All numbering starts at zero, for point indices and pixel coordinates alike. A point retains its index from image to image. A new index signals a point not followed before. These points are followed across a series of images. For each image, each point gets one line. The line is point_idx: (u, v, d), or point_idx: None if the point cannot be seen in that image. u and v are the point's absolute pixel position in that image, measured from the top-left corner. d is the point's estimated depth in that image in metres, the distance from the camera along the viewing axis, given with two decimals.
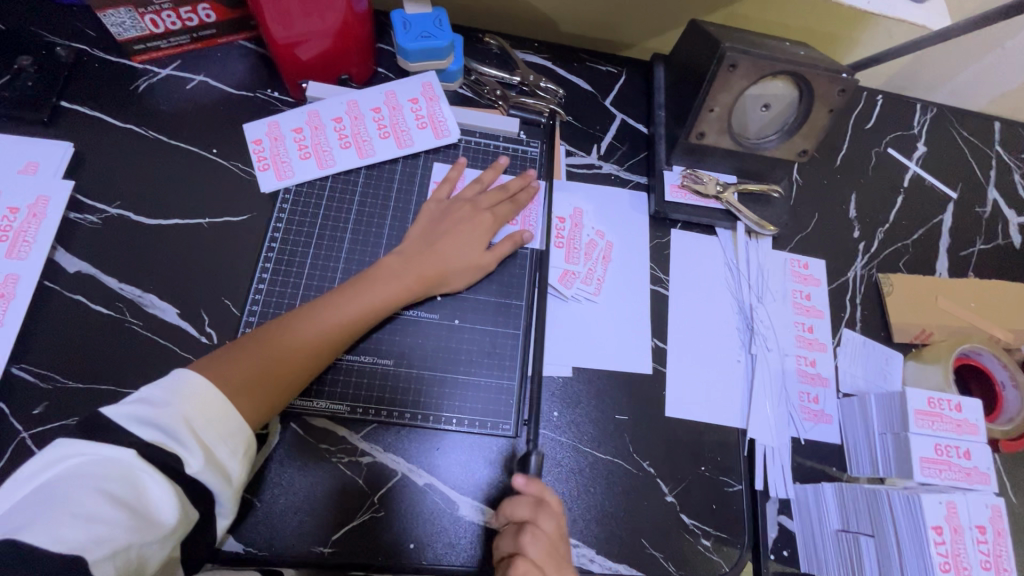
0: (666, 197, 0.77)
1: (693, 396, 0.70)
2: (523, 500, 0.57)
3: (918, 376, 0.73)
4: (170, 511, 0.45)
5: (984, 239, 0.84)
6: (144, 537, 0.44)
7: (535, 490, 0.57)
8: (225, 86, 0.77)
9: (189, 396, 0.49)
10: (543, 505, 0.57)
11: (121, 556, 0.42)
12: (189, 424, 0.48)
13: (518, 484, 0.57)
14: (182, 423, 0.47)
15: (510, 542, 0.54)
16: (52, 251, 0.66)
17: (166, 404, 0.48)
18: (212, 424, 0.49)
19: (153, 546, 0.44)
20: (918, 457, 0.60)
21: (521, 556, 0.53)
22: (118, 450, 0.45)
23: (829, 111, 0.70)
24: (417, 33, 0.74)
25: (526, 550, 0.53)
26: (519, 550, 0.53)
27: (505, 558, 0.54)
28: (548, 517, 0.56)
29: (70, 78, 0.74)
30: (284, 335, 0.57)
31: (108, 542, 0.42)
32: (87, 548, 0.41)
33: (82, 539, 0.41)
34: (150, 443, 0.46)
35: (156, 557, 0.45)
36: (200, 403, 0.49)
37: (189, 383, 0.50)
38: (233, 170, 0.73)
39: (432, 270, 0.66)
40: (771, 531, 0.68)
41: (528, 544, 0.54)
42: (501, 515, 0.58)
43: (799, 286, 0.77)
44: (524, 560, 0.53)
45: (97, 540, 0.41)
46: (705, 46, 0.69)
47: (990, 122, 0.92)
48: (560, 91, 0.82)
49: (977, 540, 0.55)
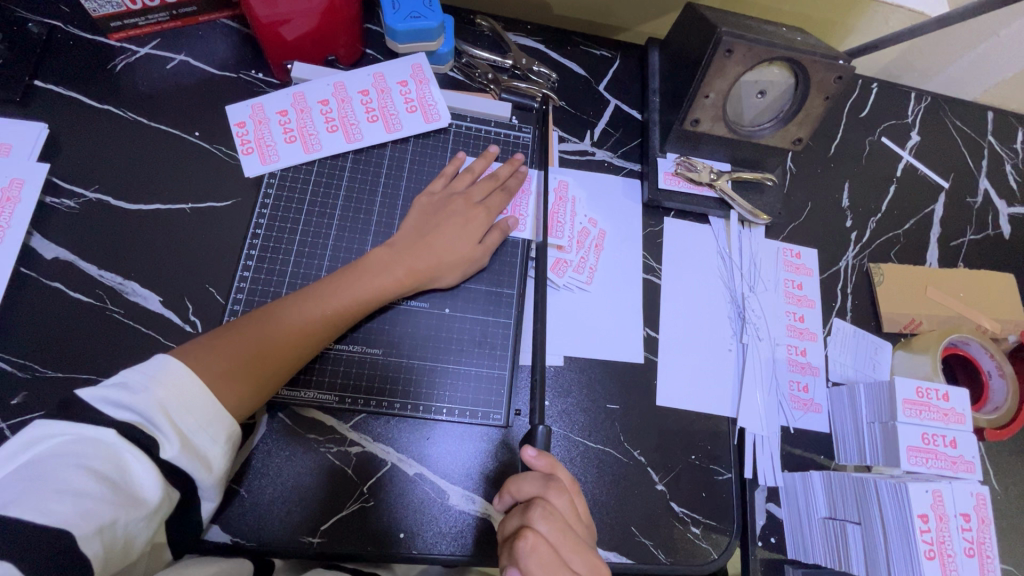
0: (660, 185, 0.76)
1: (684, 386, 0.70)
2: (531, 475, 0.54)
3: (907, 366, 0.74)
4: (153, 489, 0.44)
5: (974, 229, 0.85)
6: (130, 514, 0.43)
7: (545, 465, 0.54)
8: (207, 66, 0.74)
9: (167, 381, 0.48)
10: (553, 480, 0.53)
11: (107, 533, 0.41)
12: (167, 410, 0.47)
13: (527, 456, 0.54)
14: (158, 408, 0.46)
15: (518, 518, 0.51)
16: (28, 236, 0.64)
17: (145, 389, 0.46)
18: (189, 411, 0.48)
19: (138, 525, 0.43)
20: (906, 446, 0.61)
21: (530, 529, 0.50)
22: (99, 430, 0.44)
23: (824, 99, 0.69)
24: (407, 13, 0.72)
25: (536, 526, 0.50)
26: (527, 525, 0.50)
27: (513, 533, 0.51)
28: (559, 493, 0.52)
29: (44, 56, 0.71)
30: (274, 322, 0.57)
31: (95, 518, 0.41)
32: (73, 521, 0.39)
33: (67, 513, 0.39)
34: (127, 425, 0.45)
35: (141, 536, 0.44)
36: (179, 389, 0.48)
37: (168, 369, 0.48)
38: (217, 153, 0.70)
39: (428, 265, 0.65)
40: (760, 519, 0.68)
41: (538, 520, 0.50)
42: (506, 495, 0.54)
43: (791, 275, 0.77)
44: (534, 534, 0.49)
45: (82, 515, 0.40)
46: (701, 30, 0.68)
47: (983, 112, 0.92)
48: (553, 76, 0.80)
49: (961, 528, 0.56)
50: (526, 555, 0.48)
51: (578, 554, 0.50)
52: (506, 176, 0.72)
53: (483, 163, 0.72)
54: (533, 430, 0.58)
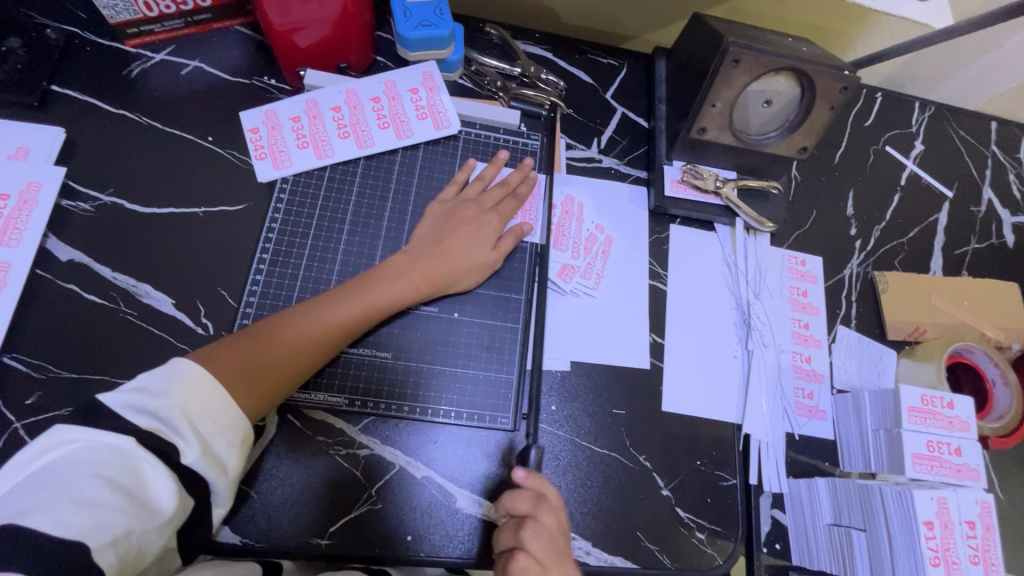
0: (666, 192, 0.77)
1: (689, 391, 0.71)
2: (522, 494, 0.54)
3: (912, 374, 0.74)
4: (168, 498, 0.45)
5: (978, 238, 0.85)
6: (144, 524, 0.43)
7: (535, 485, 0.55)
8: (221, 72, 0.75)
9: (186, 386, 0.48)
10: (544, 500, 0.54)
11: (121, 543, 0.42)
12: (187, 414, 0.47)
13: (517, 477, 0.55)
14: (179, 412, 0.47)
15: (510, 537, 0.52)
16: (44, 239, 0.65)
17: (164, 394, 0.47)
18: (208, 415, 0.48)
19: (151, 535, 0.44)
20: (911, 453, 0.61)
21: (521, 550, 0.51)
22: (116, 437, 0.45)
23: (830, 108, 0.69)
24: (418, 21, 0.73)
25: (526, 546, 0.51)
26: (520, 546, 0.51)
27: (505, 553, 0.52)
28: (548, 513, 0.53)
29: (61, 61, 0.72)
30: (286, 328, 0.57)
31: (109, 528, 0.41)
32: (88, 533, 0.40)
33: (82, 525, 0.40)
34: (146, 431, 0.46)
35: (155, 545, 0.45)
36: (198, 394, 0.48)
37: (188, 374, 0.49)
38: (229, 158, 0.71)
39: (439, 272, 0.65)
40: (765, 525, 0.69)
41: (528, 539, 0.51)
42: (499, 511, 0.55)
43: (796, 283, 0.78)
44: (525, 554, 0.50)
45: (97, 526, 0.41)
46: (708, 40, 0.69)
47: (987, 122, 0.93)
48: (561, 84, 0.81)
49: (966, 535, 0.56)
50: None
51: (567, 575, 0.51)
52: (516, 183, 0.73)
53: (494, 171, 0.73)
54: (548, 421, 0.59)
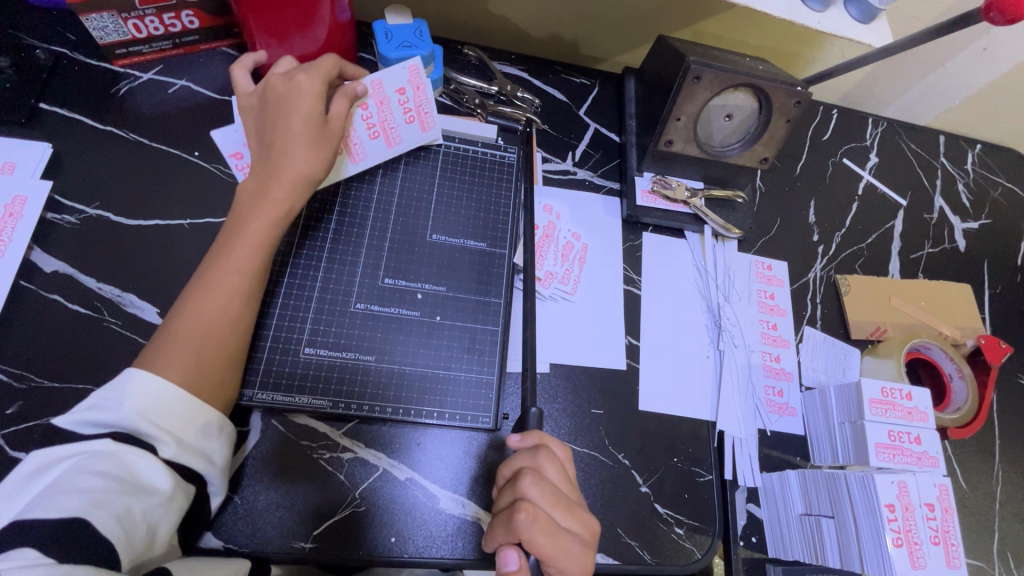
0: (637, 202, 0.81)
1: (665, 391, 0.73)
2: (520, 450, 0.57)
3: (874, 370, 0.77)
4: (163, 479, 0.48)
5: (932, 243, 0.90)
6: (143, 501, 0.46)
7: (532, 442, 0.58)
8: (207, 91, 0.78)
9: (138, 393, 0.50)
10: (543, 449, 0.57)
11: (124, 518, 0.44)
12: (148, 416, 0.49)
13: (512, 442, 0.58)
14: (141, 418, 0.49)
15: (512, 490, 0.53)
16: (28, 251, 0.66)
17: (120, 406, 0.49)
18: (172, 413, 0.50)
19: (156, 512, 0.47)
20: (874, 442, 0.64)
21: (524, 501, 0.52)
22: (90, 443, 0.47)
23: (786, 121, 0.74)
24: (399, 42, 0.76)
25: (529, 496, 0.52)
26: (522, 497, 0.52)
27: (508, 507, 0.53)
28: (548, 460, 0.55)
29: (49, 80, 0.74)
30: (189, 314, 0.55)
31: (108, 505, 0.44)
32: (86, 510, 0.42)
33: (81, 505, 0.43)
34: (118, 436, 0.48)
35: (162, 526, 0.48)
36: (151, 398, 0.50)
37: (134, 382, 0.50)
38: (215, 172, 0.74)
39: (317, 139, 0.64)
40: (741, 519, 0.71)
41: (530, 487, 0.52)
42: (500, 476, 0.57)
43: (763, 286, 0.82)
44: (530, 504, 0.51)
45: (96, 504, 0.43)
46: (672, 59, 0.74)
47: (936, 135, 0.99)
48: (536, 101, 0.86)
49: (927, 517, 0.59)
50: (526, 527, 0.50)
51: (570, 516, 0.53)
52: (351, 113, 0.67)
53: (309, 76, 0.64)
54: (526, 412, 0.61)
